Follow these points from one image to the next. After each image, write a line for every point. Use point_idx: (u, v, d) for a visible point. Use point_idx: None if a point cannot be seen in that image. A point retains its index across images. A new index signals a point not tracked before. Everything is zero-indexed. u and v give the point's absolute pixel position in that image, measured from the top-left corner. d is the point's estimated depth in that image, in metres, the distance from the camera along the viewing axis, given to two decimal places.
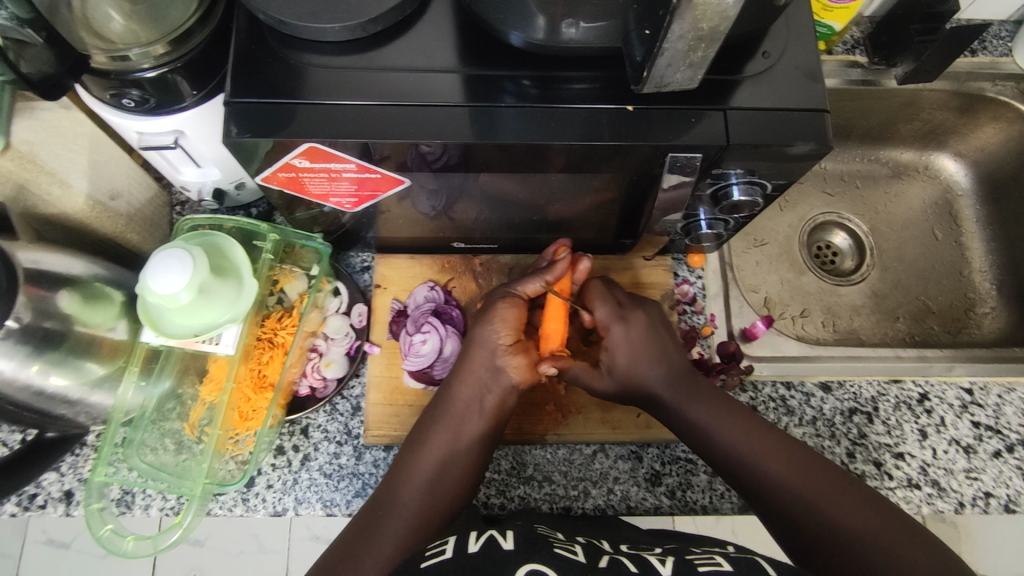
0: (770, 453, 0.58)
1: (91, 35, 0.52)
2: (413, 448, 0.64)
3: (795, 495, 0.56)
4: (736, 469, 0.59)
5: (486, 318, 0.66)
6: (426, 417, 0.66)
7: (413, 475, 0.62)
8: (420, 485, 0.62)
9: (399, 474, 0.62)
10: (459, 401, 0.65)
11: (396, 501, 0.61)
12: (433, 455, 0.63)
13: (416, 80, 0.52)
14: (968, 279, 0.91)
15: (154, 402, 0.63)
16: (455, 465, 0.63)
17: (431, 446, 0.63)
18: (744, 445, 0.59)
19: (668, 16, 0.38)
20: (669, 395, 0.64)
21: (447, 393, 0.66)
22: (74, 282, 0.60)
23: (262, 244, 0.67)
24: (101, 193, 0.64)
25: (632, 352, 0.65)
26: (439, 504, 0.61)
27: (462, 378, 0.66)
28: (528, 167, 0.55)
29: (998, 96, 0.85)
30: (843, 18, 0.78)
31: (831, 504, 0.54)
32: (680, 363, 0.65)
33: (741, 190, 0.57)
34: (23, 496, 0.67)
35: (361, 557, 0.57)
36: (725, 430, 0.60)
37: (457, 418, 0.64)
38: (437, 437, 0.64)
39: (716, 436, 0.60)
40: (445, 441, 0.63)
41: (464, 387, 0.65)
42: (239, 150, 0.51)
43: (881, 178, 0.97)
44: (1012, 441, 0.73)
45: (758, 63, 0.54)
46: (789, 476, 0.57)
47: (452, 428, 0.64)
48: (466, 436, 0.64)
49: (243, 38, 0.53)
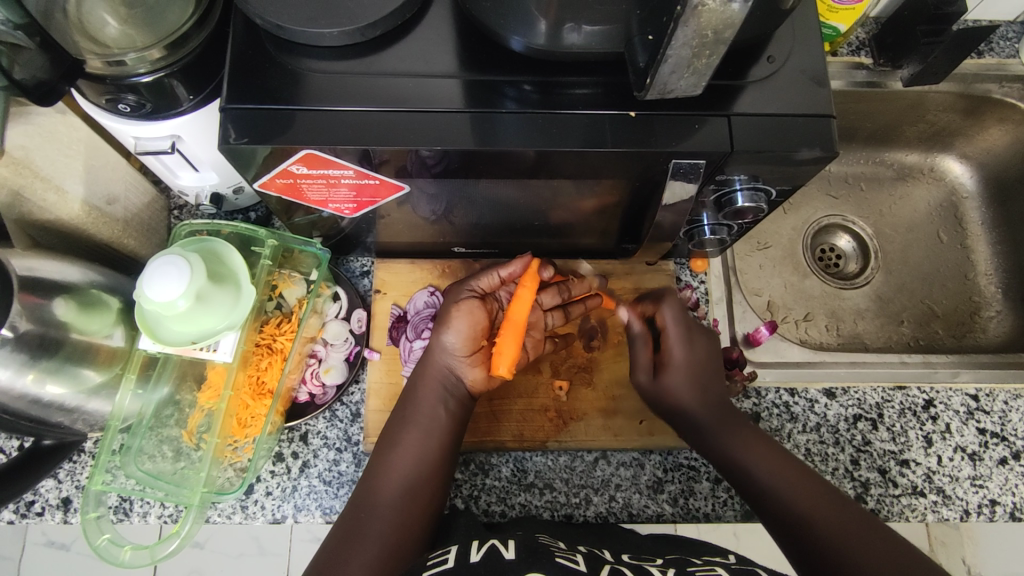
0: (798, 486, 0.57)
1: (86, 39, 0.51)
2: (387, 453, 0.62)
3: (813, 515, 0.54)
4: (771, 500, 0.57)
5: (444, 325, 0.65)
6: (395, 417, 0.65)
7: (391, 473, 0.61)
8: (399, 483, 0.61)
9: (375, 475, 0.61)
10: (425, 403, 0.65)
11: (377, 506, 0.59)
12: (410, 453, 0.62)
13: (415, 85, 0.51)
14: (974, 283, 0.90)
15: (151, 409, 0.63)
16: (430, 464, 0.62)
17: (407, 444, 0.63)
18: (775, 481, 0.58)
19: (671, 23, 0.37)
20: (710, 421, 0.63)
21: (413, 394, 0.65)
22: (71, 289, 0.59)
23: (260, 249, 0.66)
24: (97, 198, 0.64)
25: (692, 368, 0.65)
26: (421, 507, 0.60)
27: (422, 381, 0.66)
28: (529, 173, 0.55)
29: (1006, 97, 0.84)
30: (848, 19, 0.77)
31: (845, 526, 0.53)
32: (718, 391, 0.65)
33: (745, 196, 0.56)
34: (20, 504, 0.66)
35: (354, 557, 0.56)
36: (762, 463, 0.59)
37: (428, 414, 0.64)
38: (409, 439, 0.63)
39: (753, 468, 0.59)
40: (417, 441, 0.63)
41: (428, 384, 0.65)
42: (236, 157, 0.51)
43: (886, 180, 0.96)
44: (1018, 447, 0.72)
45: (762, 68, 0.53)
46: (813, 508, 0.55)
47: (423, 425, 0.64)
48: (438, 437, 0.63)
49: (240, 42, 0.52)
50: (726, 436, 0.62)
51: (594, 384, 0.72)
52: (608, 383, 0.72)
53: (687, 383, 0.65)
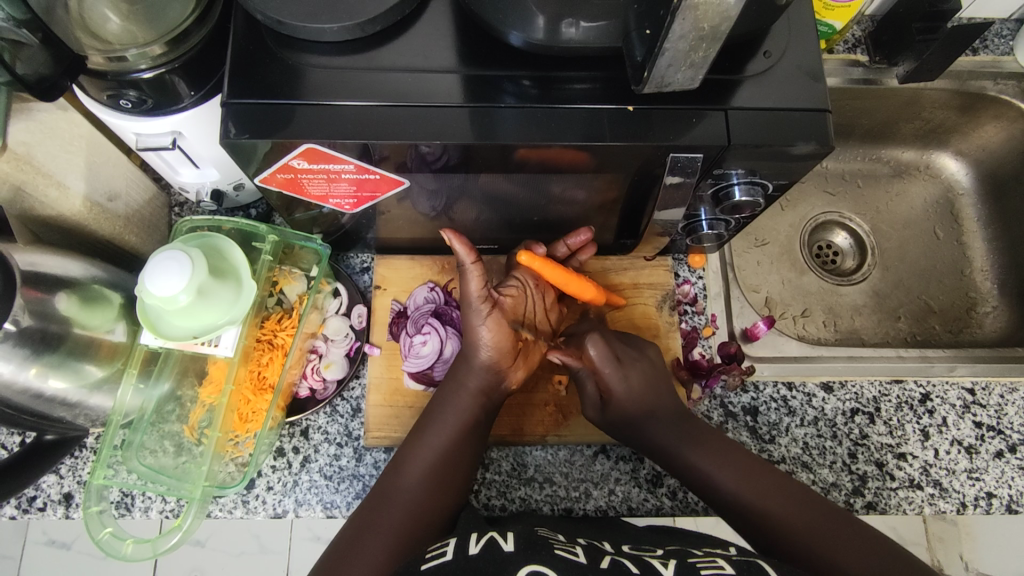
0: (771, 489, 0.59)
1: (87, 35, 0.52)
2: (414, 448, 0.63)
3: (784, 518, 0.56)
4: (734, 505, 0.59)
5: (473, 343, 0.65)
6: (426, 415, 0.65)
7: (415, 470, 0.62)
8: (419, 480, 0.61)
9: (399, 468, 0.62)
10: (461, 405, 0.65)
11: (398, 498, 0.60)
12: (436, 450, 0.62)
13: (415, 80, 0.52)
14: (970, 278, 0.91)
15: (153, 405, 0.63)
16: (456, 463, 0.62)
17: (433, 441, 0.63)
18: (740, 487, 0.59)
19: (668, 16, 0.38)
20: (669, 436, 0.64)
21: (449, 394, 0.66)
22: (72, 284, 0.60)
23: (261, 245, 0.66)
24: (98, 194, 0.64)
25: (633, 393, 0.65)
26: (439, 502, 0.60)
27: (463, 384, 0.65)
28: (527, 167, 0.55)
29: (1000, 94, 0.85)
30: (844, 17, 0.78)
31: (814, 524, 0.55)
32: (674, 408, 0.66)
33: (742, 191, 0.57)
34: (22, 499, 0.67)
35: (360, 549, 0.56)
36: (724, 467, 0.60)
37: (456, 414, 0.64)
38: (440, 437, 0.63)
39: (711, 476, 0.60)
40: (445, 439, 0.63)
41: (460, 386, 0.66)
42: (237, 151, 0.51)
43: (883, 177, 0.97)
44: (1014, 440, 0.73)
45: (758, 63, 0.53)
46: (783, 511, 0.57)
47: (452, 424, 0.64)
48: (466, 437, 0.64)
49: (240, 38, 0.53)
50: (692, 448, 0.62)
51: None
52: None
53: (634, 407, 0.64)
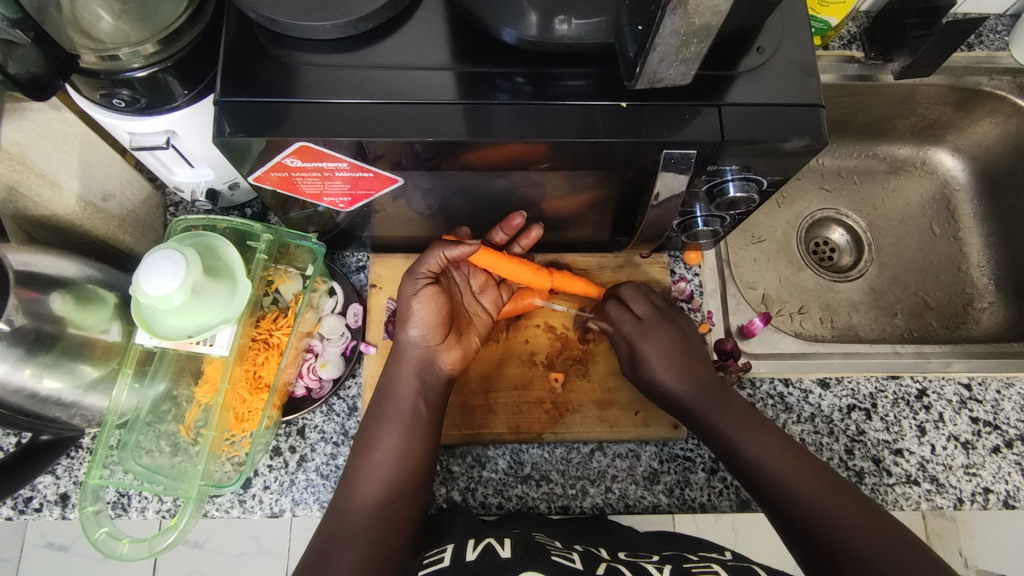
0: (797, 467, 0.58)
1: (79, 34, 0.52)
2: (366, 451, 0.63)
3: (815, 504, 0.55)
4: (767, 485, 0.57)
5: (405, 321, 0.67)
6: (371, 418, 0.65)
7: (373, 472, 0.61)
8: (379, 482, 0.61)
9: (355, 471, 0.62)
10: (402, 399, 0.65)
11: (364, 500, 0.60)
12: (390, 450, 0.62)
13: (409, 78, 0.52)
14: (967, 274, 0.91)
15: (148, 404, 0.63)
16: (410, 457, 0.62)
17: (386, 442, 0.63)
18: (774, 467, 0.58)
19: (659, 11, 0.37)
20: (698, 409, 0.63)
21: (390, 390, 0.66)
22: (67, 284, 0.60)
23: (256, 244, 0.66)
24: (93, 194, 0.64)
25: (664, 362, 0.65)
26: (405, 500, 0.61)
27: (398, 378, 0.66)
28: (520, 165, 0.55)
29: (995, 90, 0.84)
30: (838, 13, 0.78)
31: (846, 514, 0.54)
32: (708, 376, 0.65)
33: (736, 186, 0.57)
34: (18, 500, 0.66)
35: (343, 552, 0.56)
36: (756, 445, 0.60)
37: (403, 411, 0.65)
38: (387, 437, 0.63)
39: (743, 445, 0.60)
40: (397, 439, 0.63)
41: (402, 382, 0.66)
42: (231, 150, 0.51)
43: (879, 173, 0.97)
44: (1011, 436, 0.73)
45: (752, 59, 0.53)
46: (818, 498, 0.55)
47: (401, 422, 0.64)
48: (418, 433, 0.64)
49: (233, 36, 0.53)
50: (722, 418, 0.62)
51: (590, 376, 0.73)
52: (604, 375, 0.73)
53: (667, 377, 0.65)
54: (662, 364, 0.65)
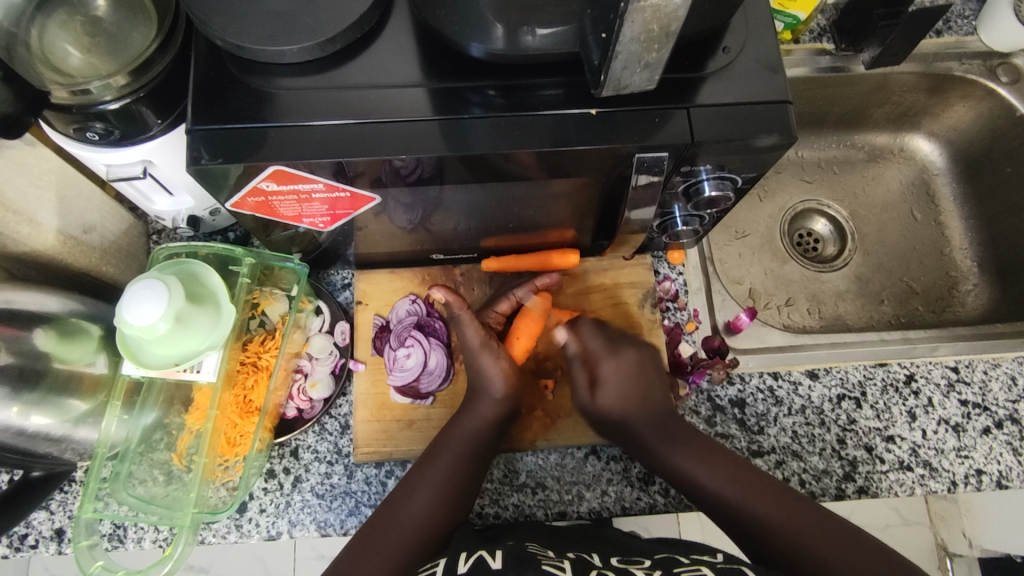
0: (790, 504, 0.60)
1: (50, 70, 0.52)
2: (422, 466, 0.65)
3: (790, 524, 0.58)
4: (718, 506, 0.62)
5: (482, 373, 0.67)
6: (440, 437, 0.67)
7: (421, 490, 0.63)
8: (425, 499, 0.63)
9: (407, 491, 0.63)
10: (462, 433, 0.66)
11: (404, 517, 0.62)
12: (437, 475, 0.64)
13: (380, 96, 0.52)
14: (949, 258, 0.92)
15: (139, 435, 0.63)
16: (473, 468, 0.65)
17: (437, 465, 0.64)
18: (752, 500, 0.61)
19: (618, 20, 0.38)
20: (652, 435, 0.66)
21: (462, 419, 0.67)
22: (50, 319, 0.61)
23: (238, 268, 0.66)
24: (72, 227, 0.64)
25: (618, 384, 0.67)
26: (447, 517, 0.62)
27: (474, 411, 0.66)
28: (496, 176, 0.55)
29: (966, 74, 0.85)
30: (806, 7, 0.79)
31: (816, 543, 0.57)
32: (662, 402, 0.68)
33: (711, 185, 0.57)
34: (13, 537, 0.66)
35: (370, 563, 0.58)
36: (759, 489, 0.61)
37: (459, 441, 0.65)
38: (441, 462, 0.65)
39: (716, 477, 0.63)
40: (447, 465, 0.64)
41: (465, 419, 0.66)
42: (206, 178, 0.51)
43: (858, 162, 0.98)
44: (1000, 416, 0.73)
45: (719, 59, 0.54)
46: (773, 513, 0.60)
47: (458, 454, 0.65)
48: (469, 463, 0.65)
49: (202, 64, 0.53)
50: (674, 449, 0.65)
51: None
52: None
53: (616, 407, 0.67)
54: (617, 379, 0.68)
